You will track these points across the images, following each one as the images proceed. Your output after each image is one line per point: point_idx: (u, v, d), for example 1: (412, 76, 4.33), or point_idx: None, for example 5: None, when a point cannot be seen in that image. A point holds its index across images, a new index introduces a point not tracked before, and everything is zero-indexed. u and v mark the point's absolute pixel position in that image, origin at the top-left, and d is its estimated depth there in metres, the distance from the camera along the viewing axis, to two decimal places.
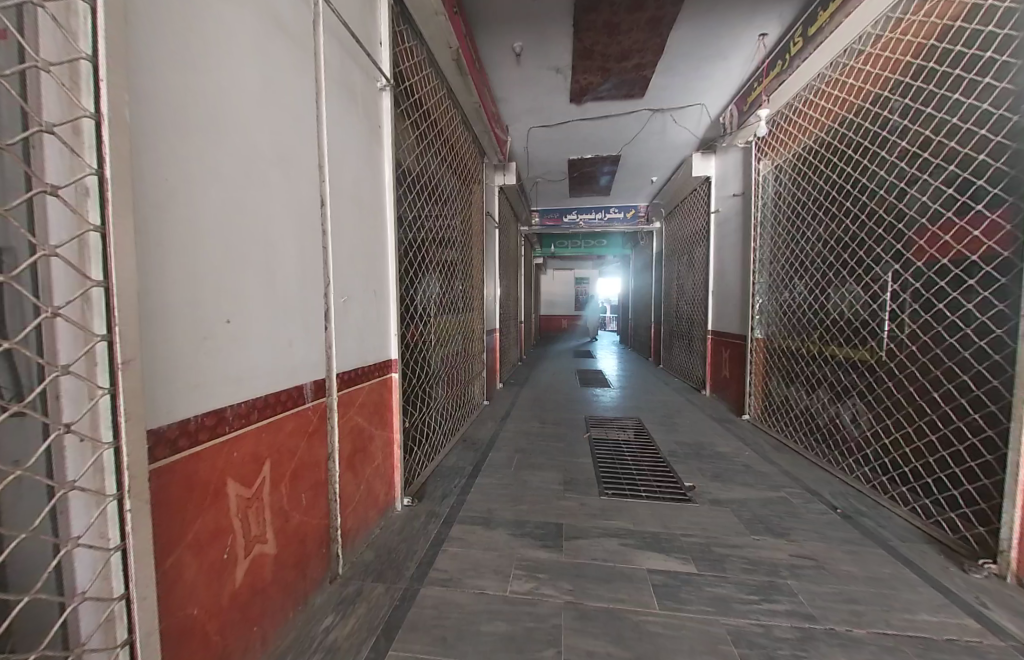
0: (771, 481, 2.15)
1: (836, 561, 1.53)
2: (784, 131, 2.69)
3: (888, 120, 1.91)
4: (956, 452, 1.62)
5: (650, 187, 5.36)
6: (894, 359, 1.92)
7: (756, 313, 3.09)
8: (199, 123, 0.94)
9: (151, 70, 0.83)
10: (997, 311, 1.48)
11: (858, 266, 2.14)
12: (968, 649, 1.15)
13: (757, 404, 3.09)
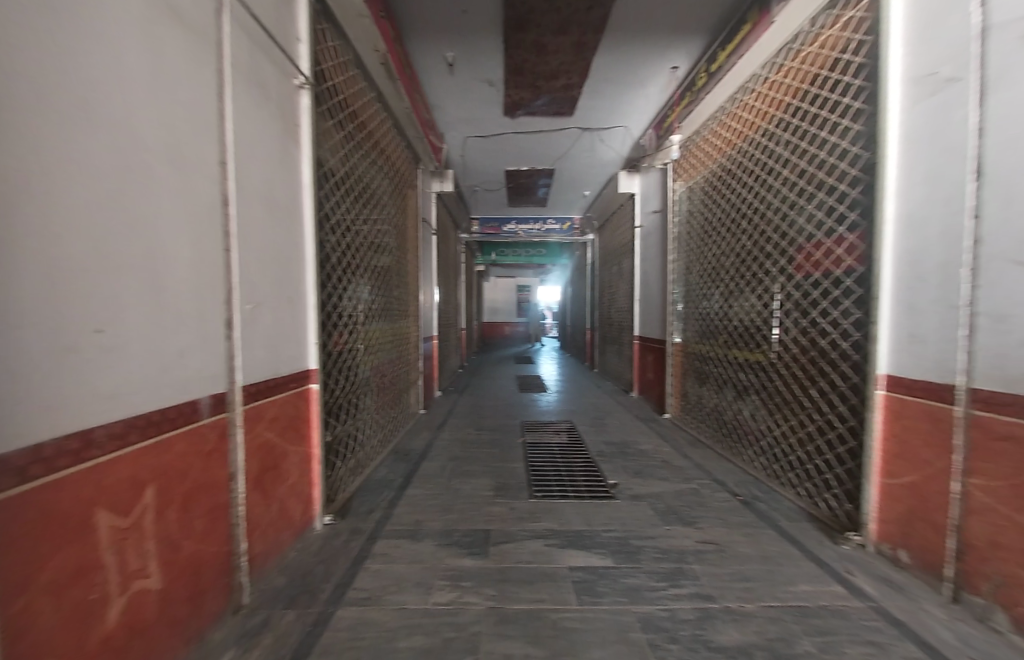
0: (685, 474, 2.33)
1: (734, 543, 1.69)
2: (694, 155, 2.98)
3: (775, 151, 2.18)
4: (829, 440, 1.86)
5: (582, 201, 5.66)
6: (783, 360, 2.16)
7: (675, 320, 3.35)
8: (71, 107, 0.83)
9: (17, 40, 0.72)
10: (854, 318, 1.73)
11: (754, 278, 2.40)
12: (834, 612, 1.32)
13: (677, 404, 3.35)
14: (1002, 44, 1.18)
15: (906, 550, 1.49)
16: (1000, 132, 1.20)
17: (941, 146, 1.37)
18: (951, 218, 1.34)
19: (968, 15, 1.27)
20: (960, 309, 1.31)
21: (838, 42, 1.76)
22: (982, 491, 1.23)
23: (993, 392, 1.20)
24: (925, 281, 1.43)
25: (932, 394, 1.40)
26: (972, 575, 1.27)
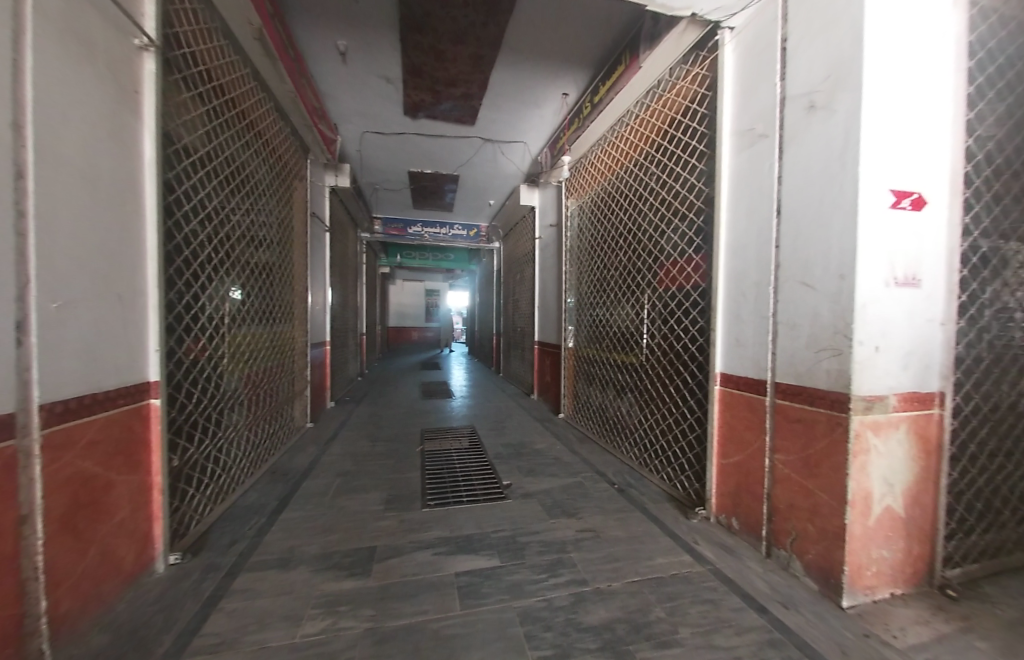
0: (573, 469, 2.50)
1: (608, 528, 1.86)
2: (584, 176, 3.26)
3: (646, 178, 2.49)
4: (683, 430, 2.17)
5: (488, 209, 5.80)
6: (651, 363, 2.47)
7: (568, 326, 3.61)
8: None
9: None
10: (699, 325, 2.05)
11: (630, 289, 2.70)
12: (682, 578, 1.54)
13: (570, 404, 3.60)
14: (794, 113, 1.53)
15: (736, 518, 1.80)
16: (791, 183, 1.54)
17: (755, 188, 1.71)
18: (763, 246, 1.67)
19: (773, 87, 1.62)
20: (769, 319, 1.64)
21: (689, 93, 2.08)
22: (784, 465, 1.57)
23: (789, 383, 1.55)
24: (745, 296, 1.76)
25: (751, 387, 1.72)
26: (779, 533, 1.59)
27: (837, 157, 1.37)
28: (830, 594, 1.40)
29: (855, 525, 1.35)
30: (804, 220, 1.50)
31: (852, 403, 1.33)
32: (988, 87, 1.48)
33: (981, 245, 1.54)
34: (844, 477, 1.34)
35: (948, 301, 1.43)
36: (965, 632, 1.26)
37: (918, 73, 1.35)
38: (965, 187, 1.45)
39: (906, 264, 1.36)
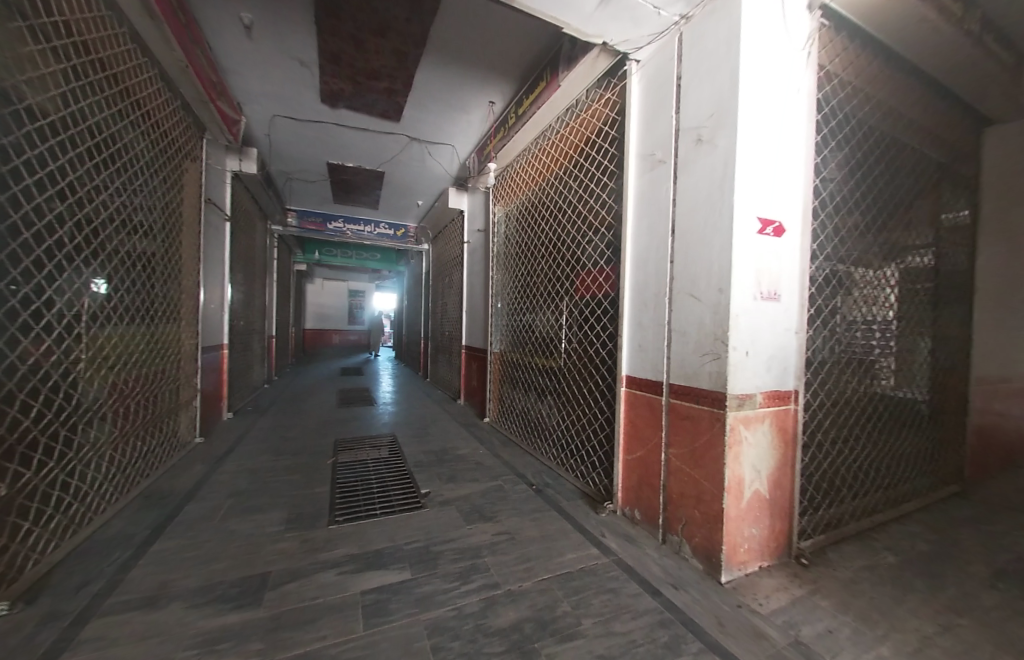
0: (493, 473, 2.52)
1: (523, 529, 1.90)
2: (511, 184, 3.34)
3: (566, 191, 2.63)
4: (595, 429, 2.30)
5: (416, 210, 5.68)
6: (569, 366, 2.60)
7: (494, 331, 3.65)
8: None
9: None
10: (609, 331, 2.21)
11: (551, 296, 2.82)
12: (588, 571, 1.61)
13: (495, 408, 3.64)
14: (686, 144, 1.72)
15: (638, 509, 1.95)
16: (683, 205, 1.73)
17: (655, 208, 1.88)
18: (661, 260, 1.85)
19: (670, 118, 1.80)
20: (665, 327, 1.81)
21: (603, 115, 2.24)
22: (676, 458, 1.74)
23: (680, 384, 1.73)
24: (647, 305, 1.93)
25: (651, 388, 1.88)
26: (672, 520, 1.76)
27: (718, 185, 1.57)
28: (712, 573, 1.58)
29: (730, 508, 1.54)
30: (692, 239, 1.68)
31: (727, 400, 1.52)
32: (829, 138, 1.81)
33: (824, 268, 1.87)
34: (721, 466, 1.53)
35: (801, 313, 1.71)
36: (812, 593, 1.50)
37: (779, 121, 1.60)
38: (812, 219, 1.74)
39: (770, 281, 1.60)
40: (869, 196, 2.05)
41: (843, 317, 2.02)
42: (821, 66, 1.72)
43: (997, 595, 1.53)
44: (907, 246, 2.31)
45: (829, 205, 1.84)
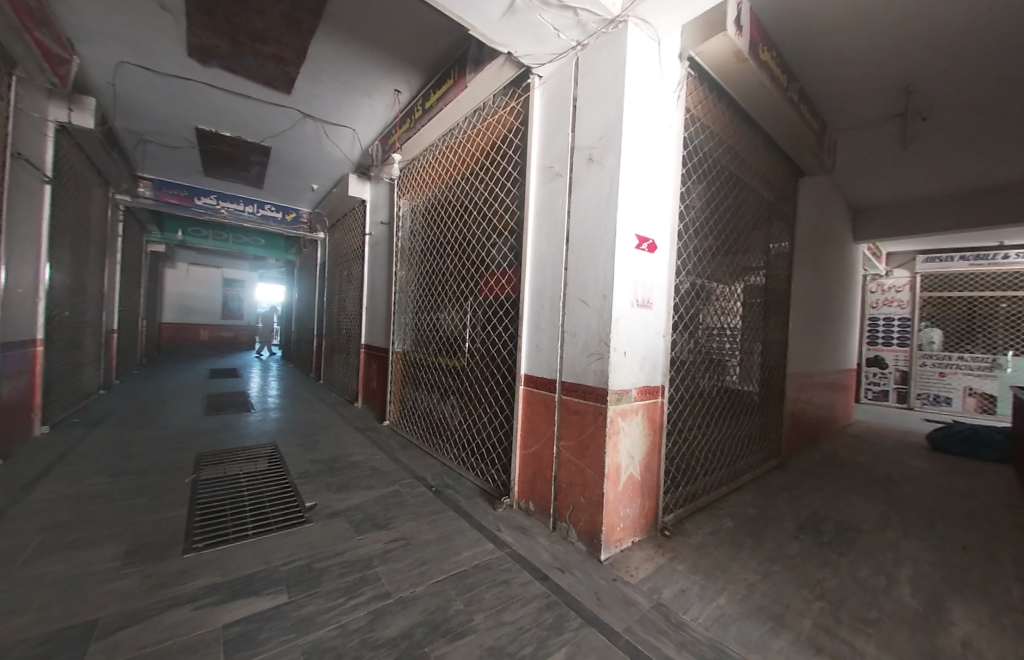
0: (390, 479, 2.41)
1: (419, 533, 1.86)
2: (417, 178, 3.25)
3: (472, 192, 2.65)
4: (495, 426, 2.37)
5: (310, 194, 5.17)
6: (472, 366, 2.62)
7: (396, 329, 3.50)
8: None
9: None
10: (510, 331, 2.29)
11: (455, 296, 2.81)
12: (483, 567, 1.64)
13: (395, 410, 3.49)
14: (580, 161, 1.87)
15: (532, 501, 2.06)
16: (577, 216, 1.88)
17: (553, 217, 2.01)
18: (556, 267, 1.98)
19: (567, 135, 1.94)
20: (558, 329, 1.95)
21: (508, 122, 2.32)
22: (565, 450, 1.88)
23: (570, 382, 1.87)
24: (543, 308, 2.04)
25: (545, 386, 2.00)
26: (561, 508, 1.90)
27: (605, 202, 1.74)
28: (593, 552, 1.74)
29: (609, 492, 1.72)
30: (583, 249, 1.84)
31: (608, 396, 1.69)
32: (692, 171, 2.14)
33: (687, 281, 2.20)
34: (603, 455, 1.69)
35: (668, 319, 1.99)
36: (671, 559, 1.76)
37: (655, 152, 1.84)
38: (678, 239, 2.04)
39: (645, 290, 1.83)
40: (721, 224, 2.48)
41: (701, 324, 2.40)
42: (687, 110, 2.02)
43: (796, 543, 1.97)
44: (748, 268, 2.85)
45: (691, 229, 2.18)
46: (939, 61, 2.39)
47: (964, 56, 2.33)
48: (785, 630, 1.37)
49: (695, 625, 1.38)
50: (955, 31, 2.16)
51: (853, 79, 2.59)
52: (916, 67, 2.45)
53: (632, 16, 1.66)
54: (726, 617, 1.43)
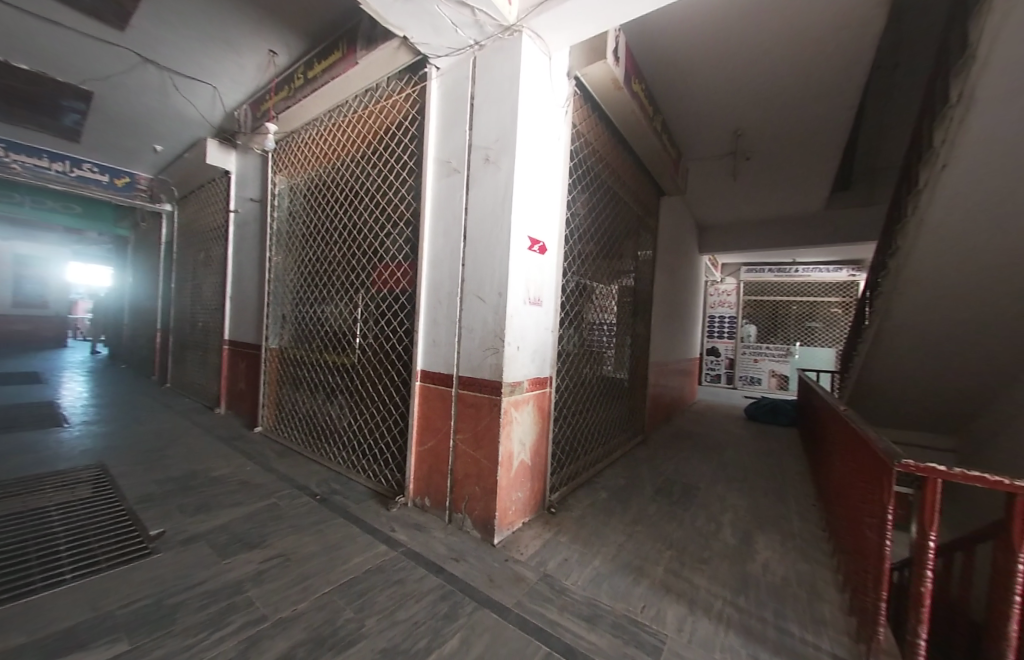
0: (265, 492, 2.14)
1: (301, 546, 1.70)
2: (298, 154, 2.91)
3: (363, 177, 2.47)
4: (388, 424, 2.28)
5: (151, 157, 4.20)
6: (361, 362, 2.48)
7: (271, 323, 3.10)
8: None
9: None
10: (405, 326, 2.22)
11: (344, 288, 2.60)
12: (376, 571, 1.58)
13: (270, 414, 3.11)
14: (477, 160, 1.91)
15: (427, 497, 2.06)
16: (474, 214, 1.92)
17: (450, 212, 2.01)
18: (453, 263, 1.99)
19: (464, 132, 1.96)
20: (455, 324, 1.97)
21: (403, 109, 2.22)
22: (461, 443, 1.92)
23: (467, 376, 1.91)
24: (440, 303, 2.04)
25: (441, 381, 2.01)
26: (456, 500, 1.94)
27: (501, 203, 1.81)
28: (487, 538, 1.82)
29: (503, 479, 1.81)
30: (479, 247, 1.89)
31: (502, 388, 1.78)
32: (577, 181, 2.36)
33: (571, 281, 2.44)
34: (497, 445, 1.78)
35: (556, 316, 2.18)
36: (556, 533, 1.95)
37: (546, 161, 1.98)
38: (564, 243, 2.24)
39: (536, 289, 1.96)
40: (600, 231, 2.80)
41: (584, 320, 2.68)
42: (573, 125, 2.22)
43: (654, 505, 2.36)
44: (622, 271, 3.28)
45: (576, 234, 2.41)
46: (756, 114, 3.06)
47: (770, 114, 3.03)
48: (644, 578, 1.64)
49: (575, 588, 1.55)
50: (765, 93, 2.80)
51: (699, 118, 3.16)
52: (741, 117, 3.10)
53: (527, 28, 1.74)
54: (600, 577, 1.64)
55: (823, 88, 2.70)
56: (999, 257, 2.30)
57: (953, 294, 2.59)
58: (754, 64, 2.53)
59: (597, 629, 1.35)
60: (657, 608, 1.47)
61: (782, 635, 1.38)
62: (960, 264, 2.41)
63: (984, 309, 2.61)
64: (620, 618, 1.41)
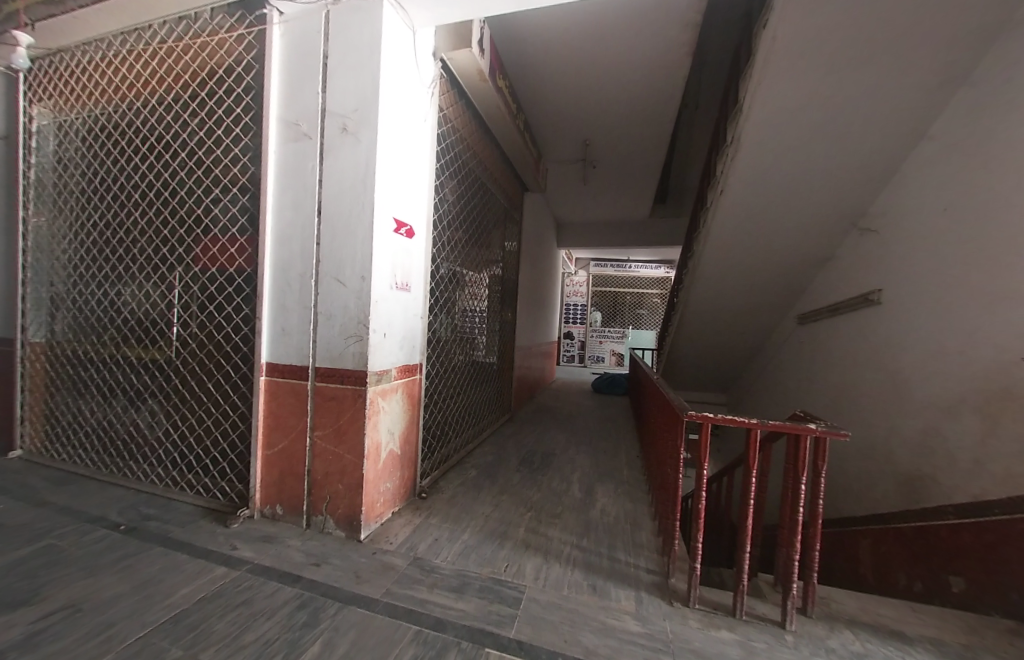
0: (30, 533, 1.59)
1: (98, 590, 1.33)
2: (71, 82, 2.17)
3: (177, 127, 1.98)
4: (223, 430, 1.94)
5: None
6: (181, 357, 2.04)
7: (31, 309, 2.27)
8: None
9: None
10: (244, 313, 1.89)
11: (151, 264, 2.07)
12: (212, 597, 1.35)
13: (34, 432, 2.30)
14: (332, 128, 1.73)
15: (279, 504, 1.84)
16: (330, 189, 1.74)
17: (301, 184, 1.78)
18: (305, 241, 1.77)
19: (315, 94, 1.74)
20: (310, 309, 1.77)
21: (234, 51, 1.85)
22: (321, 440, 1.76)
23: (326, 367, 1.75)
24: (291, 286, 1.80)
25: (294, 374, 1.80)
26: (315, 502, 1.79)
27: (361, 179, 1.68)
28: (353, 535, 1.73)
29: (369, 471, 1.74)
30: (338, 224, 1.73)
31: (367, 378, 1.69)
32: (445, 167, 2.36)
33: (441, 268, 2.44)
34: (361, 436, 1.69)
35: (425, 302, 2.15)
36: (427, 517, 1.97)
37: (411, 141, 1.91)
38: (433, 228, 2.21)
39: (403, 273, 1.90)
40: (469, 219, 2.86)
41: (455, 307, 2.73)
42: (440, 108, 2.20)
43: (518, 475, 2.59)
44: (491, 260, 3.43)
45: (445, 220, 2.41)
46: (600, 128, 3.52)
47: (610, 130, 3.53)
48: (508, 541, 1.81)
49: (444, 565, 1.61)
50: (607, 110, 3.24)
51: (556, 123, 3.48)
52: (588, 128, 3.52)
53: None
54: (468, 549, 1.74)
55: (648, 115, 3.26)
56: (751, 263, 3.19)
57: (726, 288, 3.50)
58: (599, 83, 2.89)
59: (465, 596, 1.43)
60: (519, 565, 1.65)
61: (613, 563, 1.71)
62: (730, 267, 3.26)
63: (743, 300, 3.60)
64: (487, 582, 1.52)
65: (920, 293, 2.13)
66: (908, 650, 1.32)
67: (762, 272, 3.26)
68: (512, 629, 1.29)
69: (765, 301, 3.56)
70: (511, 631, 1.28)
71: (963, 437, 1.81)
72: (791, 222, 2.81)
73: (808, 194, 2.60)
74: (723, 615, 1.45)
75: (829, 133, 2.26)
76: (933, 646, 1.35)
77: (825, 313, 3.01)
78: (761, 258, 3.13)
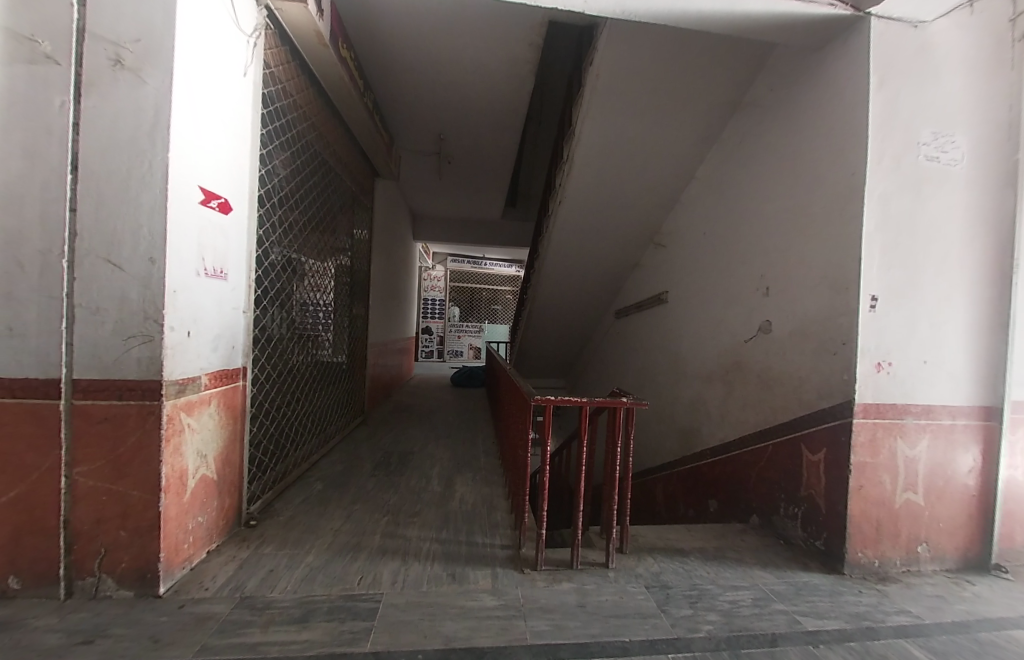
0: None
1: None
2: None
3: None
4: None
5: None
6: None
7: None
8: None
9: None
10: None
11: None
12: None
13: None
14: (97, 57, 1.28)
15: (15, 575, 1.30)
16: (94, 139, 1.29)
17: (40, 125, 1.26)
18: (49, 204, 1.27)
19: (67, 6, 1.26)
20: (61, 300, 1.28)
21: None
22: (88, 478, 1.31)
23: (91, 379, 1.30)
24: (24, 268, 1.27)
25: (34, 392, 1.28)
26: (82, 560, 1.32)
27: (146, 131, 1.28)
28: (146, 591, 1.34)
29: (169, 508, 1.37)
30: (109, 186, 1.29)
31: (164, 388, 1.32)
32: (274, 136, 2.01)
33: (271, 254, 2.07)
34: (155, 466, 1.31)
35: (246, 293, 1.80)
36: (258, 548, 1.68)
37: (223, 97, 1.56)
38: (258, 206, 1.87)
39: (214, 257, 1.55)
40: (309, 200, 2.52)
41: (292, 300, 2.37)
42: (266, 64, 1.86)
43: (373, 480, 2.44)
44: (337, 248, 3.09)
45: (275, 197, 2.06)
46: (454, 123, 3.55)
47: (464, 127, 3.60)
48: (362, 553, 1.69)
49: (283, 596, 1.40)
50: (459, 106, 3.28)
51: (408, 108, 3.34)
52: (442, 120, 3.51)
53: None
54: (313, 571, 1.55)
55: (498, 119, 3.44)
56: (584, 266, 3.72)
57: (565, 287, 3.99)
58: (452, 77, 2.91)
59: (309, 625, 1.27)
60: (374, 574, 1.55)
61: (471, 547, 1.78)
62: (569, 269, 3.74)
63: (578, 298, 4.18)
64: (336, 601, 1.39)
65: (691, 293, 2.86)
66: (686, 559, 1.78)
67: (592, 274, 3.83)
68: (369, 642, 1.21)
69: (593, 299, 4.22)
70: (367, 644, 1.20)
71: (714, 399, 2.51)
72: (613, 233, 3.38)
73: (624, 211, 3.17)
74: (565, 569, 1.68)
75: (639, 164, 2.79)
76: (700, 552, 1.85)
77: (633, 310, 3.75)
78: (591, 262, 3.67)
